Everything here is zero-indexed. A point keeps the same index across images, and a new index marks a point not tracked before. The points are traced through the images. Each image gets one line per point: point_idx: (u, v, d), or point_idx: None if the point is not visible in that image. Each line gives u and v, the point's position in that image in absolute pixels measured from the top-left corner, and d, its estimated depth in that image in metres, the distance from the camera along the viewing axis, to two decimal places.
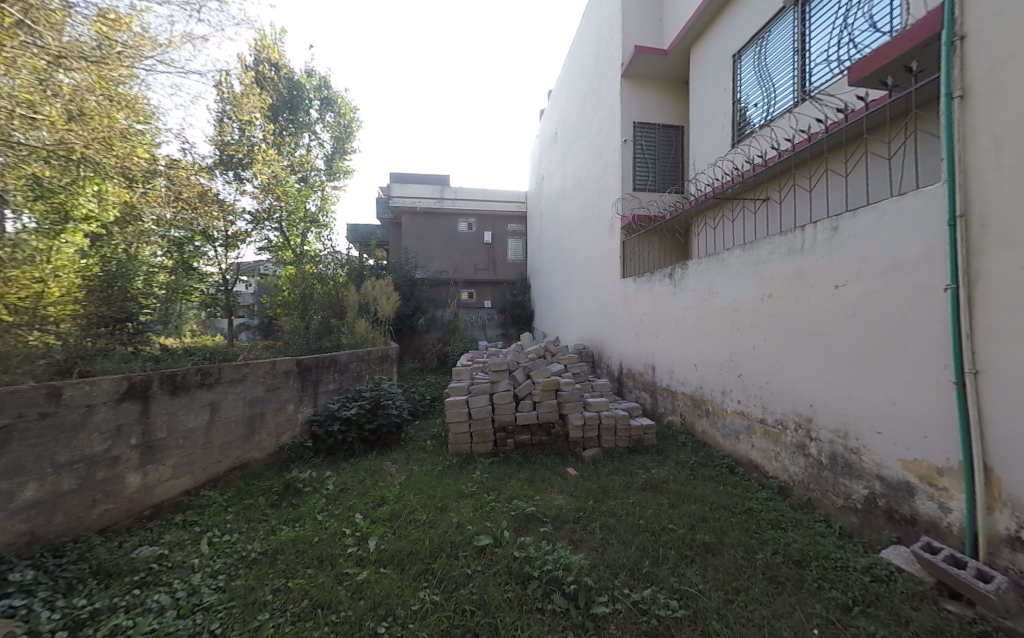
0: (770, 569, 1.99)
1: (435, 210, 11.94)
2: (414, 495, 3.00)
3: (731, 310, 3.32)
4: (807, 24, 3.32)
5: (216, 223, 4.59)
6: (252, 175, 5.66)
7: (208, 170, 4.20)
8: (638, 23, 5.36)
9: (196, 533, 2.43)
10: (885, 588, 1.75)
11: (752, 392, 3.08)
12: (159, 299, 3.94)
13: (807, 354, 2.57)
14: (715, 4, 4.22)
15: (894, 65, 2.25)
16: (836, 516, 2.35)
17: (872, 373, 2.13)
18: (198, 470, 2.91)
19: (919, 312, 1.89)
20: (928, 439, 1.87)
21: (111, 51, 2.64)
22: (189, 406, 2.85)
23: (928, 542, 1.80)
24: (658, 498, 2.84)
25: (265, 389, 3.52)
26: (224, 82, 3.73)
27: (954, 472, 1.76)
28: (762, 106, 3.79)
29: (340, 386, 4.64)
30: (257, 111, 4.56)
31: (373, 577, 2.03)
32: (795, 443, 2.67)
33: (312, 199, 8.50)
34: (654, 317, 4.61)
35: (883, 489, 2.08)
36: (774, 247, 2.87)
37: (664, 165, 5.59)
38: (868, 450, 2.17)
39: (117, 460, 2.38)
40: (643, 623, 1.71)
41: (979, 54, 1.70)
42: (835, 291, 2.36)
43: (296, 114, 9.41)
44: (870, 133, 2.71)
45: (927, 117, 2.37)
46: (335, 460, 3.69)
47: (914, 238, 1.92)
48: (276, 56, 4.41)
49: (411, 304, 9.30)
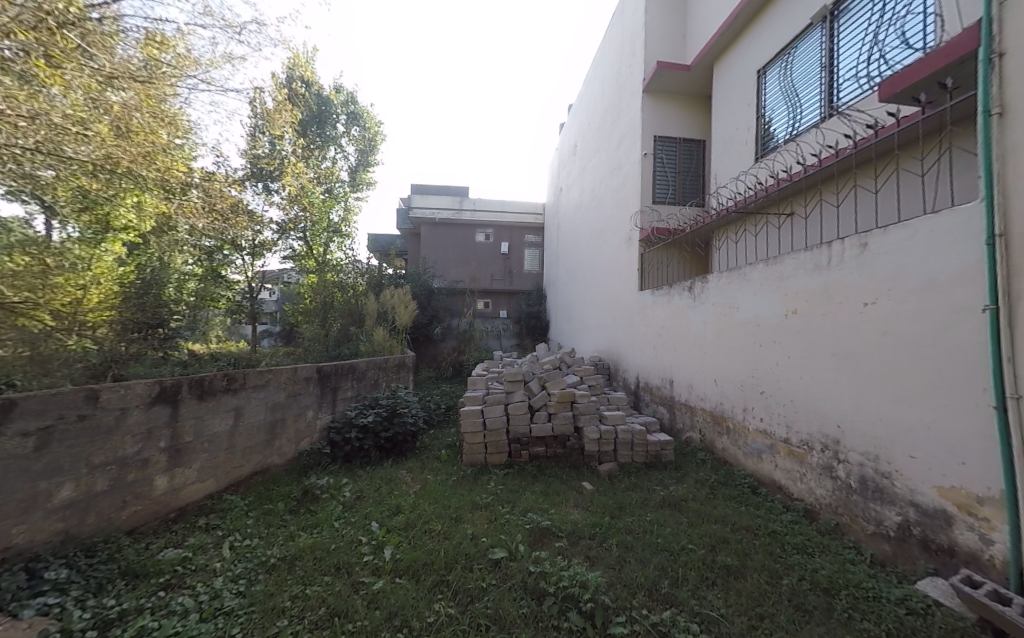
0: (796, 596, 1.92)
1: (453, 221, 12.15)
2: (429, 504, 3.00)
3: (753, 325, 3.26)
4: (835, 40, 3.29)
5: (244, 233, 4.73)
6: (280, 186, 5.84)
7: (240, 182, 4.34)
8: (660, 39, 5.39)
9: (219, 537, 2.48)
10: (921, 622, 1.66)
11: (775, 410, 3.00)
12: (189, 306, 4.05)
13: (834, 373, 2.50)
14: (740, 20, 4.22)
15: (927, 82, 2.22)
16: (867, 543, 2.26)
17: (905, 394, 2.05)
18: (221, 474, 2.98)
19: (956, 332, 1.82)
20: (965, 466, 1.78)
21: (156, 71, 2.80)
22: (215, 411, 2.93)
23: (968, 575, 1.71)
24: (677, 516, 2.77)
25: (286, 395, 3.59)
26: (258, 98, 3.87)
27: (995, 502, 1.67)
28: (787, 121, 3.75)
29: (358, 393, 4.72)
30: (287, 126, 4.72)
31: (389, 587, 2.03)
32: (821, 464, 2.59)
33: (335, 210, 8.75)
34: (672, 330, 4.55)
35: (918, 517, 1.99)
36: (799, 262, 2.81)
37: (684, 178, 5.57)
38: (900, 474, 2.08)
39: (146, 462, 2.45)
40: None
41: (1017, 70, 1.65)
42: (864, 309, 2.30)
43: (323, 127, 9.72)
44: (901, 148, 2.66)
45: (963, 134, 2.32)
46: (352, 467, 3.73)
47: (949, 257, 1.86)
48: (308, 74, 4.59)
49: (428, 312, 9.41)
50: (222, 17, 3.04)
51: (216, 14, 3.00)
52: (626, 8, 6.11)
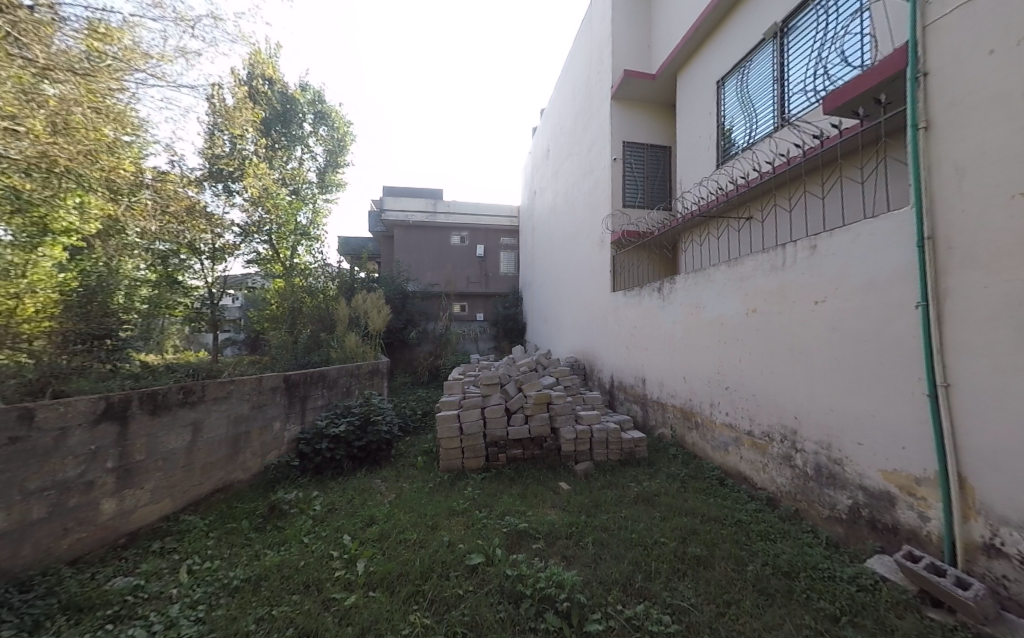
0: (760, 581, 2.03)
1: (427, 224, 12.02)
2: (404, 513, 2.94)
3: (717, 323, 3.42)
4: (785, 55, 3.53)
5: (204, 236, 4.45)
6: (242, 188, 5.45)
7: (197, 182, 4.09)
8: (627, 48, 5.58)
9: (175, 561, 2.31)
10: (870, 597, 1.81)
11: (739, 404, 3.16)
12: (140, 314, 3.66)
13: (790, 367, 2.68)
14: (701, 31, 4.43)
15: (864, 98, 2.45)
16: (823, 526, 2.42)
17: (852, 385, 2.23)
18: (177, 494, 2.77)
19: (894, 327, 2.01)
20: (905, 450, 1.96)
21: (100, 64, 2.61)
22: (171, 426, 2.73)
23: (909, 551, 1.87)
24: (650, 511, 2.86)
25: (250, 406, 3.41)
26: (216, 95, 3.68)
27: (931, 481, 1.85)
28: (744, 130, 3.99)
29: (328, 402, 4.54)
30: (249, 125, 4.50)
31: (362, 601, 1.97)
32: (781, 454, 2.75)
33: (303, 212, 8.29)
34: (643, 329, 4.70)
35: (866, 499, 2.17)
36: (757, 264, 3.00)
37: (652, 183, 5.78)
38: (850, 460, 2.26)
39: (91, 485, 2.26)
40: None
41: (941, 89, 1.84)
42: (815, 307, 2.48)
43: (289, 127, 9.33)
44: (843, 158, 2.90)
45: (895, 145, 2.57)
46: (323, 480, 3.58)
47: (885, 258, 2.06)
48: (271, 71, 4.38)
49: (403, 317, 9.22)
50: (174, 9, 2.88)
51: (167, 5, 2.83)
52: (594, 17, 6.29)
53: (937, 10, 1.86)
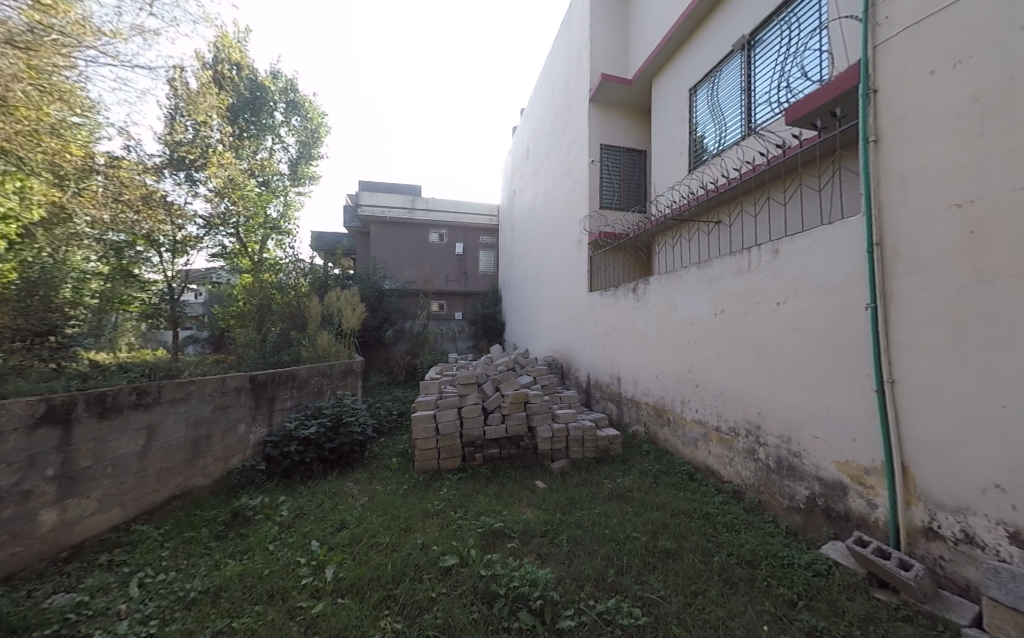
0: (725, 571, 2.13)
1: (405, 221, 11.80)
2: (376, 517, 2.87)
3: (689, 323, 3.55)
4: (752, 67, 3.72)
5: (163, 227, 4.16)
6: (206, 177, 5.13)
7: (155, 170, 3.85)
8: (605, 53, 5.70)
9: (125, 574, 2.16)
10: (824, 581, 1.94)
11: (708, 400, 3.30)
12: (90, 309, 3.41)
13: (754, 365, 2.82)
14: (675, 40, 4.59)
15: (821, 111, 2.61)
16: (783, 515, 2.57)
17: (810, 381, 2.38)
18: (129, 502, 2.59)
19: (847, 327, 2.15)
20: (856, 441, 2.10)
21: (44, 38, 2.40)
22: (122, 430, 2.55)
23: (859, 537, 2.01)
24: (624, 507, 2.93)
25: (212, 408, 3.23)
26: (178, 77, 3.47)
27: (878, 471, 2.00)
28: (715, 136, 4.16)
29: (298, 403, 4.36)
30: (214, 112, 4.26)
31: (330, 609, 1.91)
32: (746, 448, 2.89)
33: (274, 205, 7.93)
34: (618, 329, 4.81)
35: (822, 489, 2.31)
36: (725, 266, 3.13)
37: (628, 186, 5.93)
38: (808, 453, 2.40)
39: (29, 495, 2.08)
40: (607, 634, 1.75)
41: (888, 105, 1.99)
42: (777, 308, 2.62)
43: (258, 115, 8.90)
44: (804, 167, 3.08)
45: (848, 157, 2.76)
46: (291, 484, 3.44)
47: (840, 263, 2.21)
48: (239, 55, 4.16)
49: (379, 314, 9.00)
50: None
51: None
52: (573, 20, 6.39)
53: (886, 31, 2.02)
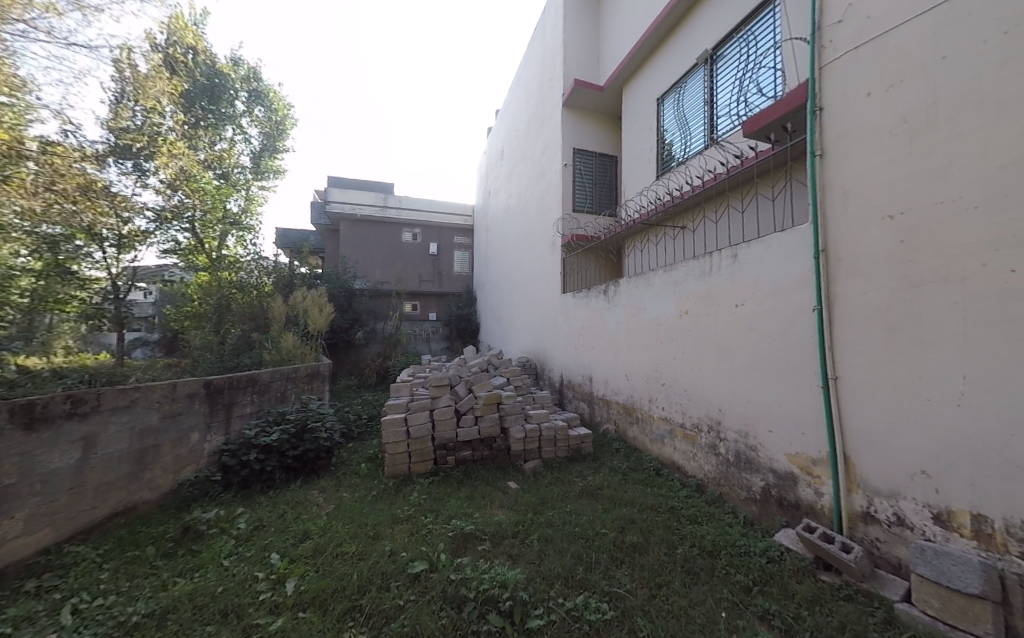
0: (688, 562, 2.23)
1: (376, 219, 11.48)
2: (341, 525, 2.76)
3: (655, 324, 3.70)
4: (714, 81, 3.93)
5: (106, 219, 3.80)
6: (156, 168, 4.61)
7: (98, 156, 3.54)
8: (577, 59, 5.83)
9: (56, 601, 1.95)
10: (776, 567, 2.08)
11: (673, 398, 3.44)
12: (21, 308, 3.07)
13: (715, 364, 2.97)
14: (643, 51, 4.77)
15: (774, 125, 2.81)
16: (741, 506, 2.72)
17: (764, 379, 2.54)
18: (61, 522, 2.35)
19: (796, 328, 2.33)
20: (805, 434, 2.27)
21: None
22: (53, 442, 2.31)
23: (807, 524, 2.17)
24: (594, 504, 3.00)
25: (160, 416, 2.98)
26: (125, 57, 3.21)
27: (824, 461, 2.17)
28: (680, 145, 4.36)
29: (258, 408, 4.13)
30: (165, 98, 3.98)
31: (290, 625, 1.82)
32: (708, 444, 3.04)
33: (233, 199, 7.50)
34: (589, 330, 4.93)
35: (775, 480, 2.48)
36: (689, 270, 3.29)
37: (599, 189, 6.08)
38: (763, 446, 2.57)
39: None
40: (576, 631, 1.79)
41: (833, 121, 2.17)
42: (735, 310, 2.78)
43: (217, 103, 8.31)
44: (759, 178, 3.30)
45: (798, 169, 2.98)
46: (249, 495, 3.25)
47: (791, 269, 2.38)
48: (194, 38, 3.90)
49: (349, 315, 8.69)
50: None
51: None
52: (546, 26, 6.51)
53: (830, 54, 2.20)
